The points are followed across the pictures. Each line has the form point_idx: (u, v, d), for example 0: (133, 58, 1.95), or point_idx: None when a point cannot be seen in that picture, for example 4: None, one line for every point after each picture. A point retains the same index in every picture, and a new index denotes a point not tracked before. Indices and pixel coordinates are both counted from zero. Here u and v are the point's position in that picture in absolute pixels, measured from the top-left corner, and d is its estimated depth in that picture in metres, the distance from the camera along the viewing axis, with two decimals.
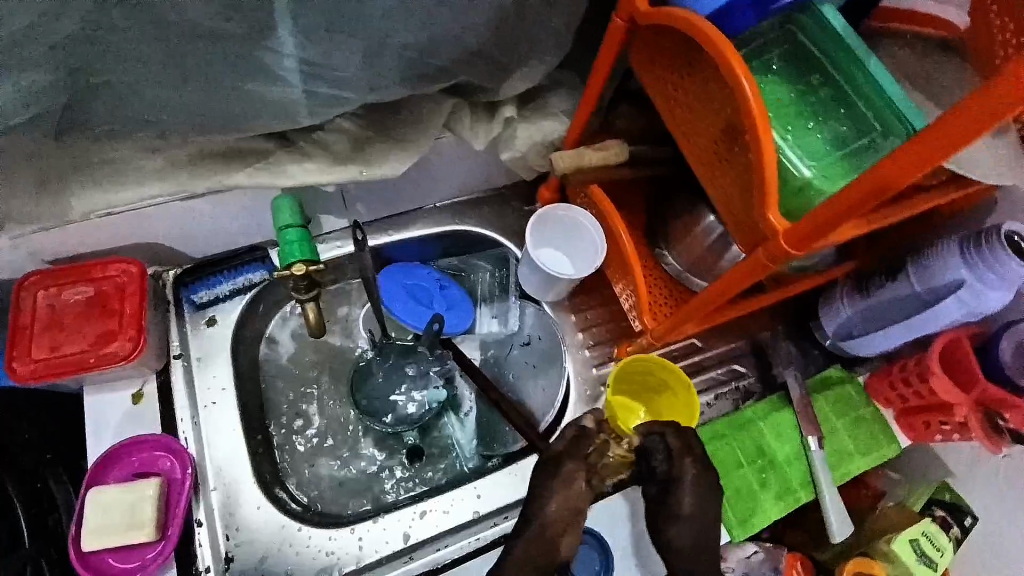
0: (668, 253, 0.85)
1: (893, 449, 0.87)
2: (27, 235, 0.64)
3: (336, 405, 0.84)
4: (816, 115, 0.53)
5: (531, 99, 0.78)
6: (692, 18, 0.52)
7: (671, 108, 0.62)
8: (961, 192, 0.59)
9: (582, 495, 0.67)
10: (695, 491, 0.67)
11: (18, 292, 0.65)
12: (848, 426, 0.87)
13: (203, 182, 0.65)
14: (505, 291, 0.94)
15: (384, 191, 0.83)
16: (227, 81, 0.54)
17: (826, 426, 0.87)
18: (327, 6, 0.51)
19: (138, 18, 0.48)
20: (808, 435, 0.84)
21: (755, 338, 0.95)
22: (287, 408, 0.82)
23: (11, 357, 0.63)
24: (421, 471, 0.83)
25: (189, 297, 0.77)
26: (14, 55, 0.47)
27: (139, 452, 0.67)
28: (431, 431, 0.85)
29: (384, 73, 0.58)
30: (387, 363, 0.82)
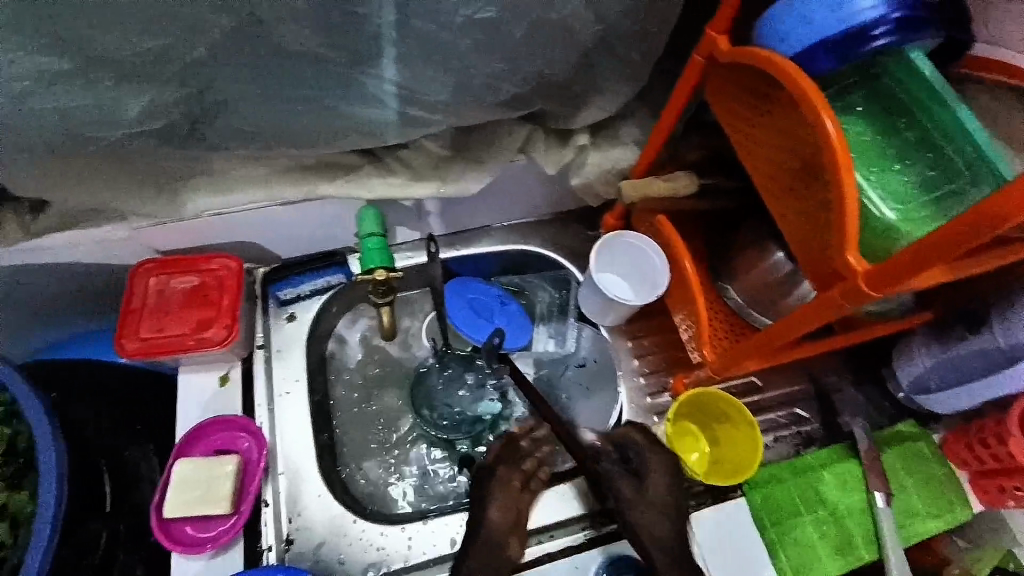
0: (731, 287, 0.86)
1: (965, 513, 0.81)
2: (144, 228, 0.72)
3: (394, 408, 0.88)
4: (900, 158, 0.53)
5: (604, 128, 0.80)
6: (774, 58, 0.53)
7: (744, 143, 0.63)
8: None
9: (523, 497, 0.75)
10: (673, 514, 0.73)
11: (133, 277, 0.73)
12: (918, 484, 0.82)
13: (299, 190, 0.72)
14: (564, 312, 0.95)
15: (456, 209, 0.87)
16: (331, 101, 0.60)
17: (895, 482, 0.83)
18: (425, 39, 0.55)
19: (257, 45, 0.53)
20: (876, 490, 0.80)
21: (819, 381, 0.92)
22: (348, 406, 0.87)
23: (121, 335, 0.71)
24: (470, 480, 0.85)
25: (274, 294, 0.84)
26: (147, 72, 0.52)
27: (220, 431, 0.73)
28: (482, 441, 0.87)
29: (470, 98, 0.62)
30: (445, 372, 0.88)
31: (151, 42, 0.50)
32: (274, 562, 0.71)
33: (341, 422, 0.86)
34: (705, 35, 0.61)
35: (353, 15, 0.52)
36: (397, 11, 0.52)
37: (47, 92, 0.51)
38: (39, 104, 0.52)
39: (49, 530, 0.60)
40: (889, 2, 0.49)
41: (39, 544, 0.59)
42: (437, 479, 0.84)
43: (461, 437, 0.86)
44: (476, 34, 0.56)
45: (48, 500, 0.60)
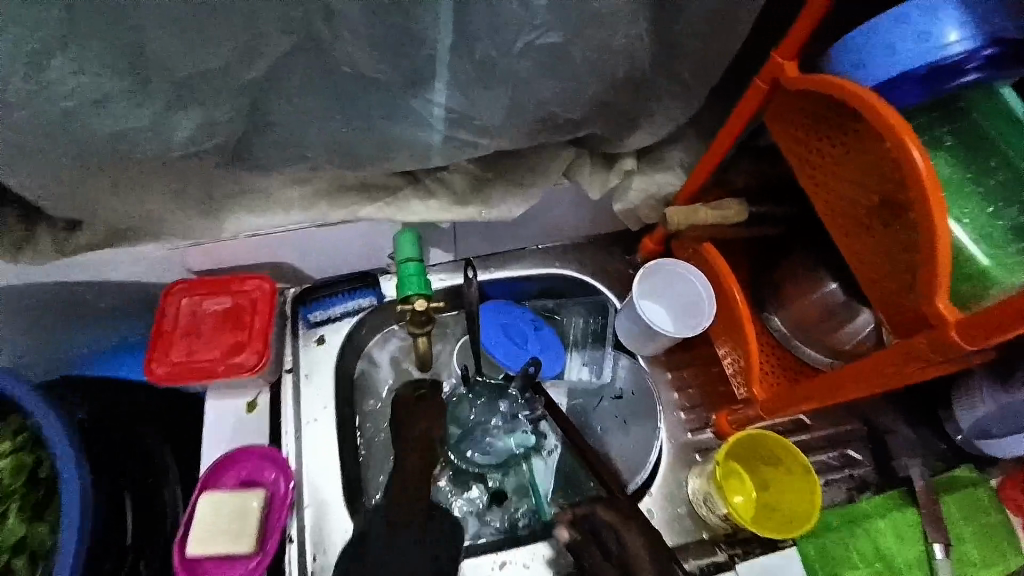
0: (776, 316, 0.81)
1: (1020, 562, 0.76)
2: (179, 247, 0.70)
3: None
4: (994, 200, 0.49)
5: (650, 152, 0.77)
6: (850, 85, 0.49)
7: (811, 174, 0.59)
8: None
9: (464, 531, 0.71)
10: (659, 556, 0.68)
11: (166, 298, 0.71)
12: (978, 534, 0.77)
13: (338, 212, 0.70)
14: (601, 339, 0.91)
15: (492, 232, 0.84)
16: (378, 123, 0.58)
17: (954, 531, 0.76)
18: (481, 62, 0.53)
19: (310, 66, 0.51)
20: (935, 541, 0.75)
21: (873, 421, 0.86)
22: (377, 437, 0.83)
23: (151, 358, 0.69)
24: (500, 518, 0.80)
25: (305, 315, 0.82)
26: (200, 93, 0.50)
27: (246, 462, 0.70)
28: (513, 474, 0.83)
29: (520, 122, 0.60)
30: (477, 401, 0.83)
31: (205, 62, 0.48)
32: None
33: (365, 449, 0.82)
34: (770, 60, 0.58)
35: (411, 37, 0.50)
36: (455, 33, 0.50)
37: (94, 114, 0.49)
38: (86, 125, 0.50)
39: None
40: (982, 32, 0.46)
41: None
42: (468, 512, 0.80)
43: (496, 470, 0.82)
44: (534, 57, 0.53)
45: (69, 543, 0.57)
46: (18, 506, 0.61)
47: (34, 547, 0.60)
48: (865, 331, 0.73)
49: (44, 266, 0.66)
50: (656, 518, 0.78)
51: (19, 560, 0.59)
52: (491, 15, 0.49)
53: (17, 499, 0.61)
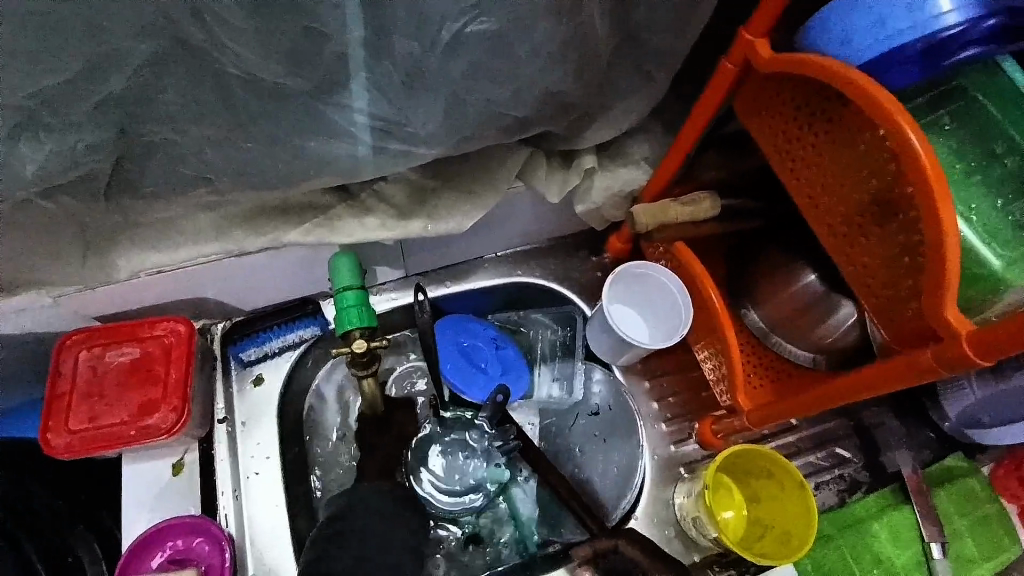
0: (754, 312, 0.75)
1: (1014, 550, 0.74)
2: (69, 294, 0.59)
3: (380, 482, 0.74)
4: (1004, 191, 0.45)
5: (611, 145, 0.69)
6: (836, 65, 0.43)
7: (789, 168, 0.53)
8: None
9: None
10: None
11: (58, 355, 0.60)
12: (972, 527, 0.74)
13: (258, 239, 0.60)
14: (570, 352, 0.84)
15: (443, 245, 0.76)
16: (289, 139, 0.48)
17: (948, 526, 0.74)
18: (403, 60, 0.44)
19: (189, 75, 0.41)
20: (932, 540, 0.71)
21: (860, 416, 0.82)
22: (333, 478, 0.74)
23: (46, 429, 0.58)
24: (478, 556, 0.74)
25: (236, 354, 0.72)
26: (53, 116, 0.40)
27: (175, 536, 0.60)
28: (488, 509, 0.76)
29: (459, 128, 0.51)
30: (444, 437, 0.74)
31: (48, 77, 0.38)
32: None
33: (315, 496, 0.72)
34: (739, 39, 0.51)
35: (314, 35, 0.40)
36: (368, 28, 0.41)
37: None
38: None
39: None
40: (982, 2, 0.40)
41: None
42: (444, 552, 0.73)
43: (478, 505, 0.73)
44: (467, 52, 0.45)
45: None
46: None
47: None
48: (847, 324, 0.68)
49: None
50: None
51: None
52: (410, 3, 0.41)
53: None
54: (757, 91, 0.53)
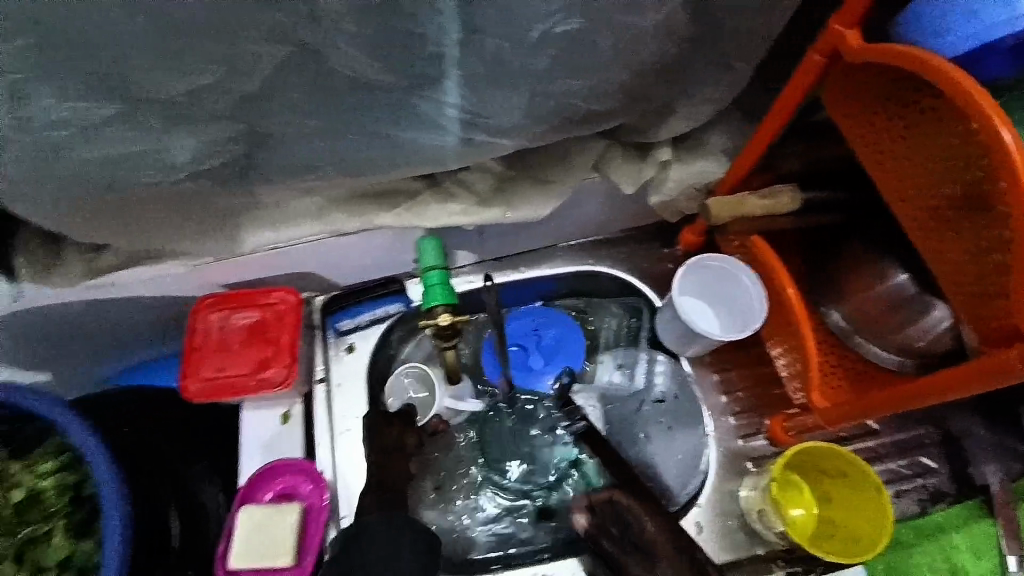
0: (834, 311, 0.73)
1: None
2: (203, 264, 0.69)
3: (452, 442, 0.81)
4: None
5: (687, 138, 0.70)
6: (922, 54, 0.42)
7: (876, 160, 0.52)
8: None
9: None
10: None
11: (194, 315, 0.71)
12: None
13: (356, 221, 0.67)
14: (634, 340, 0.87)
15: (519, 232, 0.80)
16: (388, 132, 0.54)
17: None
18: (492, 57, 0.48)
19: (307, 75, 0.47)
20: (1010, 553, 0.69)
21: (947, 424, 0.78)
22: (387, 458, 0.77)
23: (183, 375, 0.68)
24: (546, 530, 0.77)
25: (333, 324, 0.81)
26: (197, 111, 0.46)
27: (282, 476, 0.70)
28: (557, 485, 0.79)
29: (540, 118, 0.55)
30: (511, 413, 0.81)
31: (191, 82, 0.44)
32: None
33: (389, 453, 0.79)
34: (827, 28, 0.51)
35: (415, 37, 0.45)
36: (462, 28, 0.45)
37: (90, 143, 0.46)
38: (85, 154, 0.47)
39: None
40: None
41: None
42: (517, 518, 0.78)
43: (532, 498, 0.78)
44: (552, 48, 0.48)
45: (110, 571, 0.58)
46: (64, 525, 0.63)
47: (83, 562, 0.62)
48: (942, 326, 0.64)
49: (76, 289, 0.67)
50: (704, 530, 0.73)
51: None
52: (501, 3, 0.44)
53: (64, 518, 0.63)
54: (846, 82, 0.53)
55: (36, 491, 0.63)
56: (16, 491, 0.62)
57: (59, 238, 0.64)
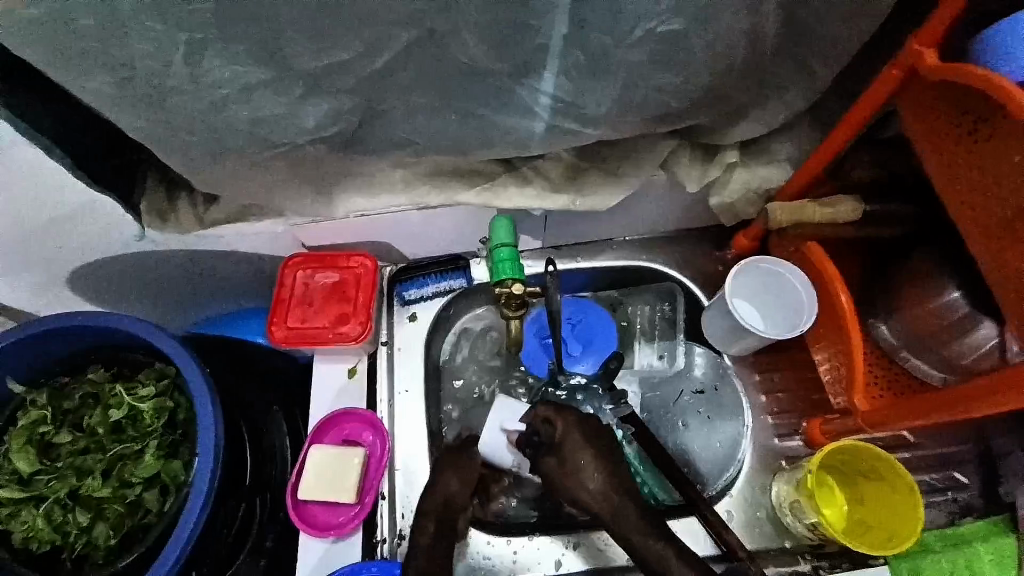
0: (884, 325, 0.77)
1: None
2: (298, 224, 0.76)
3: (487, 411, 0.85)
4: None
5: (753, 144, 0.74)
6: (996, 78, 0.46)
7: (945, 170, 0.56)
8: None
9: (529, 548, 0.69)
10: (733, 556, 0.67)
11: (283, 271, 0.78)
12: None
13: (439, 196, 0.73)
14: (672, 327, 0.90)
15: (581, 223, 0.85)
16: (486, 114, 0.60)
17: None
18: (593, 51, 0.53)
19: (427, 57, 0.53)
20: None
21: (985, 444, 0.80)
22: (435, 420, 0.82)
23: (271, 322, 0.76)
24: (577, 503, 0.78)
25: (400, 292, 0.86)
26: (330, 83, 0.53)
27: (347, 423, 0.76)
28: None
29: (625, 111, 0.60)
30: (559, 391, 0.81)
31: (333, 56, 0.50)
32: (387, 556, 0.73)
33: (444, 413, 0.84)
34: (907, 47, 0.55)
35: (528, 29, 0.50)
36: (570, 24, 0.50)
37: (244, 102, 0.53)
38: (236, 111, 0.54)
39: (201, 502, 0.63)
40: None
41: (193, 509, 0.62)
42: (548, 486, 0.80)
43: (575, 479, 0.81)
44: (647, 47, 0.53)
45: (204, 473, 0.63)
46: (157, 443, 0.67)
47: (167, 480, 0.66)
48: (990, 343, 0.67)
49: (185, 237, 0.74)
50: (735, 520, 0.77)
51: (151, 492, 0.65)
52: (610, 4, 0.49)
53: (156, 437, 0.68)
54: (919, 96, 0.56)
55: (135, 410, 0.68)
56: (119, 409, 0.67)
57: (178, 187, 0.72)
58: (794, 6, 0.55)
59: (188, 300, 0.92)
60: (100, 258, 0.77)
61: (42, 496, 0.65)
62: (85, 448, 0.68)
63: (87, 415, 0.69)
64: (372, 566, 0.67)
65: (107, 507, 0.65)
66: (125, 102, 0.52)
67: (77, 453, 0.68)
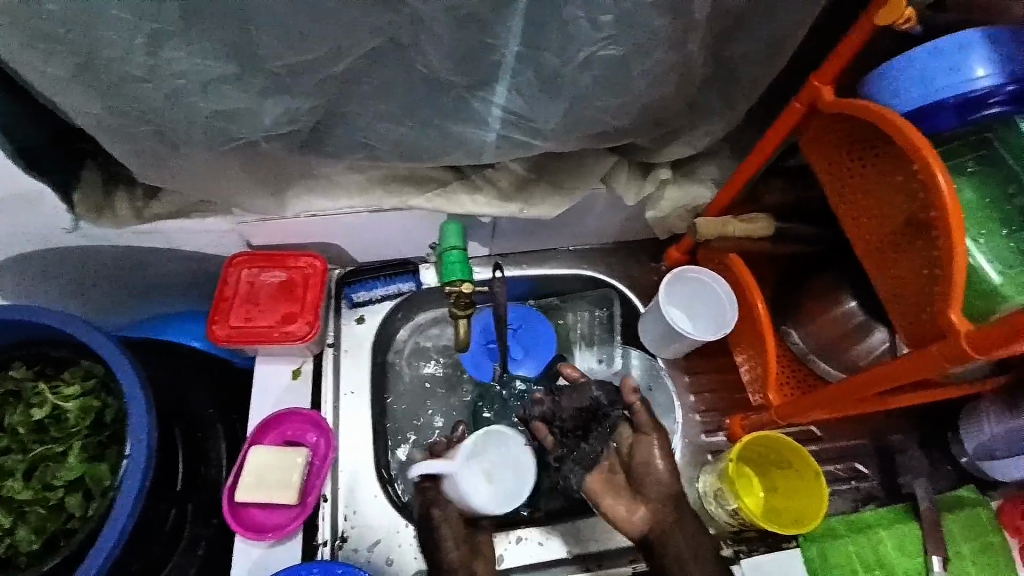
0: (795, 332, 0.86)
1: None
2: (244, 222, 0.75)
3: (437, 410, 0.89)
4: (985, 228, 0.60)
5: (684, 165, 0.82)
6: (884, 113, 0.55)
7: (840, 193, 0.65)
8: (963, 388, 0.71)
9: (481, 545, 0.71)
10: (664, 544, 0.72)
11: (227, 269, 0.77)
12: (975, 553, 0.82)
13: (391, 199, 0.75)
14: (610, 330, 0.96)
15: (528, 232, 0.89)
16: (442, 123, 0.63)
17: (953, 548, 0.82)
18: (543, 72, 0.58)
19: (388, 63, 0.55)
20: (934, 554, 0.80)
21: (881, 439, 0.90)
22: (391, 415, 0.87)
23: (212, 321, 0.75)
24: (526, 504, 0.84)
25: (348, 295, 0.86)
26: (290, 82, 0.54)
27: (290, 423, 0.75)
28: None
29: (572, 126, 0.65)
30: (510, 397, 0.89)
31: (294, 56, 0.52)
32: (330, 557, 0.73)
33: (397, 413, 0.87)
34: (809, 84, 0.63)
35: (486, 45, 0.54)
36: (523, 44, 0.55)
37: (203, 95, 0.54)
38: (193, 104, 0.54)
39: (131, 504, 0.60)
40: (1006, 72, 0.54)
41: (121, 512, 0.59)
42: None
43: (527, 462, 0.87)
44: (593, 70, 0.58)
45: (135, 475, 0.60)
46: (80, 445, 0.65)
47: (91, 484, 0.63)
48: (880, 349, 0.78)
49: (121, 232, 0.71)
50: None
51: (74, 496, 0.62)
52: (560, 29, 0.54)
53: (81, 439, 0.65)
54: (819, 130, 0.65)
55: (59, 410, 0.65)
56: (42, 408, 0.65)
57: (115, 179, 0.69)
58: (718, 44, 0.63)
59: (118, 301, 0.88)
60: (24, 252, 0.73)
61: None
62: (6, 448, 0.65)
63: (7, 413, 0.66)
64: (312, 567, 0.65)
65: (28, 510, 0.62)
66: (78, 85, 0.51)
67: None
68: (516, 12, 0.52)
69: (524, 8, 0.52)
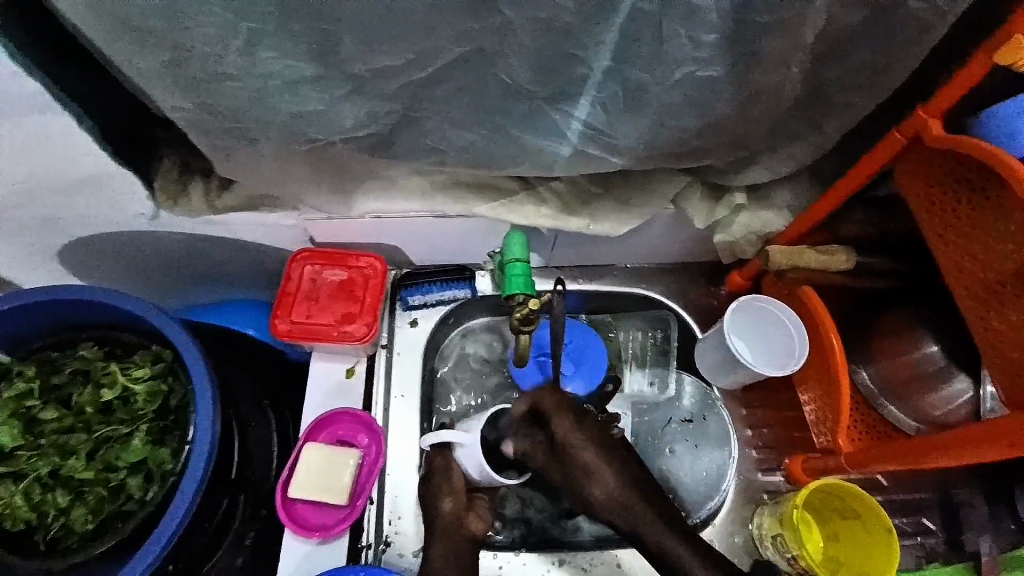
0: (864, 370, 0.81)
1: None
2: (312, 220, 0.76)
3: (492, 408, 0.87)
4: None
5: (759, 188, 0.78)
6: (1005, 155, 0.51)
7: (938, 233, 0.61)
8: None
9: None
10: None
11: (290, 264, 0.78)
12: None
13: (455, 206, 0.75)
14: (664, 353, 0.92)
15: (586, 247, 0.88)
16: (517, 133, 0.62)
17: None
18: (628, 89, 0.56)
19: (472, 74, 0.55)
20: None
21: (949, 491, 0.84)
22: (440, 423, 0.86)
23: (275, 316, 0.76)
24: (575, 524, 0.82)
25: (404, 298, 0.86)
26: (373, 86, 0.54)
27: (342, 423, 0.76)
28: None
29: (651, 144, 0.63)
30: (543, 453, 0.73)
31: (379, 61, 0.52)
32: (371, 561, 0.73)
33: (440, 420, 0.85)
34: (915, 115, 0.59)
35: (574, 59, 0.53)
36: (614, 59, 0.53)
37: (290, 95, 0.54)
38: (279, 103, 0.55)
39: (191, 493, 0.61)
40: None
41: (181, 499, 0.60)
42: (545, 512, 0.82)
43: None
44: (681, 88, 0.56)
45: (198, 461, 0.62)
46: (145, 428, 0.66)
47: (153, 466, 0.64)
48: (962, 397, 0.74)
49: (195, 220, 0.73)
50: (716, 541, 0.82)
51: (136, 477, 0.64)
52: (654, 45, 0.52)
53: (146, 422, 0.66)
54: (921, 164, 0.61)
55: (127, 392, 0.67)
56: (111, 389, 0.66)
57: (193, 169, 0.71)
58: (817, 66, 0.60)
59: (183, 283, 0.91)
60: (104, 233, 0.75)
61: (23, 472, 0.64)
62: (71, 426, 0.67)
63: (76, 392, 0.67)
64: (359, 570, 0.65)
65: (89, 490, 0.64)
66: (173, 80, 0.52)
67: (61, 431, 0.66)
68: (610, 28, 0.50)
69: (618, 25, 0.50)
